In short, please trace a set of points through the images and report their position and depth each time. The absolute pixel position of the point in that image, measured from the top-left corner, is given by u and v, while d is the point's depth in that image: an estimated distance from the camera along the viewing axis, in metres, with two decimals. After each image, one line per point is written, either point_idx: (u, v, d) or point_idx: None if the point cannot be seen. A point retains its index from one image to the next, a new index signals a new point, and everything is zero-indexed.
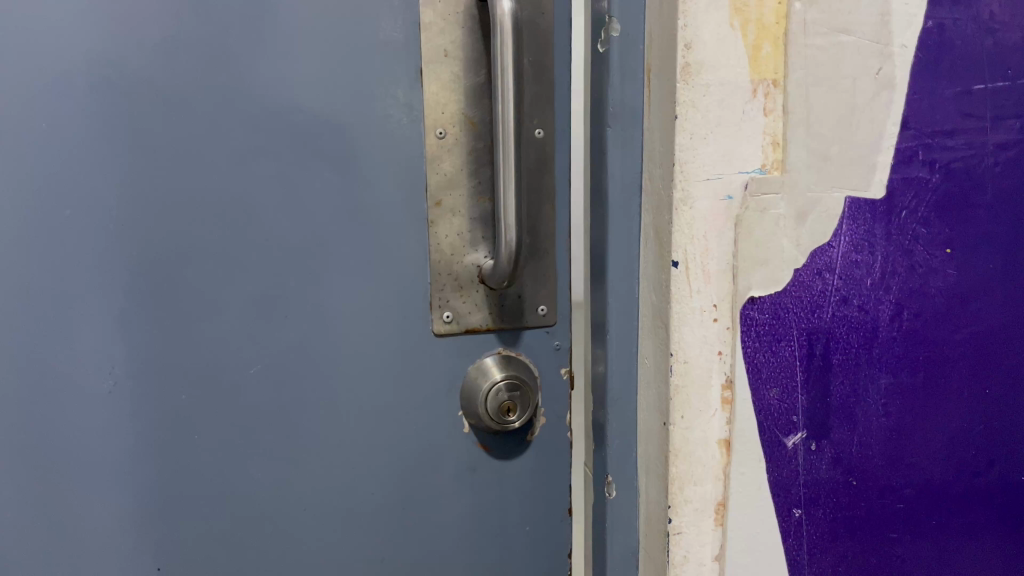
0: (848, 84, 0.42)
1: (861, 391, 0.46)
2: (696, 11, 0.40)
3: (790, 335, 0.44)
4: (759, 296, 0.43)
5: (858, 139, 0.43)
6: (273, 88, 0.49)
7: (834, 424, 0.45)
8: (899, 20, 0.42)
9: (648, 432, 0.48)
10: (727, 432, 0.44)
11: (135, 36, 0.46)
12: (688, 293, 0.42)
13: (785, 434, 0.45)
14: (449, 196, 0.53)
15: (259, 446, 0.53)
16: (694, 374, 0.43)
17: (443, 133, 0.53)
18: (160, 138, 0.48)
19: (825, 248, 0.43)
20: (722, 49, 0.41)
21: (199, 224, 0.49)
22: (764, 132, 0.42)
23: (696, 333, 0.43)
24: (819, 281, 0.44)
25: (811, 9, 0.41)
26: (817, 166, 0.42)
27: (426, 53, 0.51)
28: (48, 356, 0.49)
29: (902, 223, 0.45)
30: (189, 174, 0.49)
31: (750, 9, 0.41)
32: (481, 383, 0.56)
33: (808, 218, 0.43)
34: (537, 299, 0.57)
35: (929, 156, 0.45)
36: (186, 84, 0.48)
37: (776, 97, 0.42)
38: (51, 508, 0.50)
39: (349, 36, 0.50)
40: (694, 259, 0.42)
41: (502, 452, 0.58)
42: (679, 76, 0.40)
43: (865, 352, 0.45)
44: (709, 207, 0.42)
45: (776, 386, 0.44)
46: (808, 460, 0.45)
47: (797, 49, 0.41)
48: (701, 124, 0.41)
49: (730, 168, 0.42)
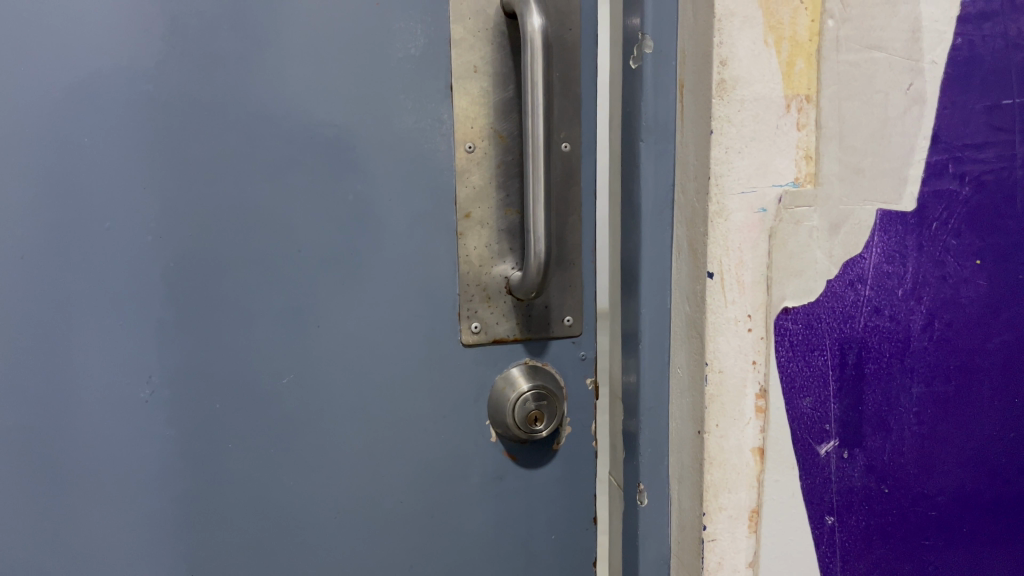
0: (880, 99, 0.43)
1: (893, 400, 0.46)
2: (731, 28, 0.41)
3: (823, 344, 0.44)
4: (792, 307, 0.43)
5: (889, 153, 0.43)
6: (307, 103, 0.50)
7: (866, 432, 0.46)
8: (929, 36, 0.43)
9: (678, 441, 0.49)
10: (761, 440, 0.45)
11: (175, 52, 0.48)
12: (723, 303, 0.43)
13: (818, 442, 0.45)
14: (479, 208, 0.54)
15: (290, 453, 0.54)
16: (728, 383, 0.44)
17: (472, 147, 0.53)
18: (198, 152, 0.49)
19: (857, 260, 0.44)
20: (757, 65, 0.42)
21: (234, 236, 0.50)
22: (797, 146, 0.43)
23: (731, 343, 0.43)
24: (851, 292, 0.44)
25: (843, 27, 0.42)
26: (850, 179, 0.43)
27: (457, 69, 0.52)
28: (86, 365, 0.50)
29: (933, 234, 0.45)
30: (225, 187, 0.50)
31: (784, 26, 0.42)
32: (508, 393, 0.56)
33: (840, 230, 0.43)
34: (564, 309, 0.58)
35: (959, 169, 0.45)
36: (224, 99, 0.49)
37: (809, 112, 0.43)
38: (88, 515, 0.51)
39: (382, 52, 0.51)
40: (728, 270, 0.43)
41: (529, 461, 0.59)
42: (715, 92, 0.41)
43: (897, 361, 0.46)
44: (744, 219, 0.42)
45: (809, 395, 0.45)
46: (840, 467, 0.46)
47: (830, 66, 0.42)
48: (735, 138, 0.42)
49: (765, 182, 0.42)
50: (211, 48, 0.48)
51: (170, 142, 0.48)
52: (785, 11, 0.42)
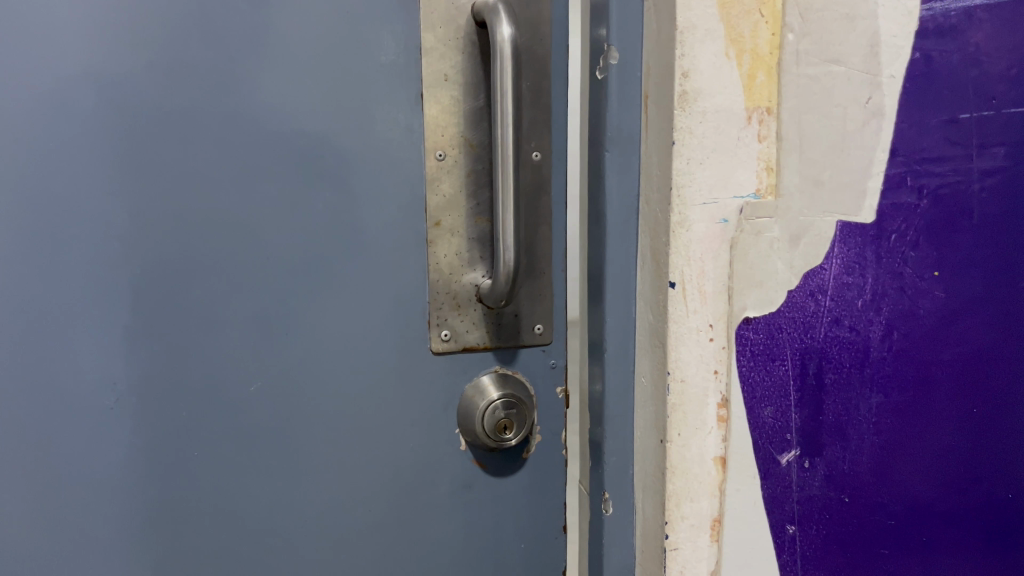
0: (839, 112, 0.43)
1: (851, 408, 0.45)
2: (692, 41, 0.42)
3: (783, 354, 0.44)
4: (753, 317, 0.44)
5: (847, 166, 0.43)
6: (276, 112, 0.50)
7: (825, 441, 0.45)
8: (887, 50, 0.42)
9: (642, 449, 0.49)
10: (722, 449, 0.46)
11: (141, 58, 0.47)
12: (685, 313, 0.44)
13: (779, 451, 0.45)
14: (449, 217, 0.54)
15: (258, 461, 0.54)
16: (690, 393, 0.45)
17: (443, 155, 0.54)
18: (165, 158, 0.49)
19: (818, 271, 0.44)
20: (719, 76, 0.42)
21: (201, 243, 0.50)
22: (758, 158, 0.43)
23: (693, 353, 0.45)
24: (811, 302, 0.44)
25: (803, 40, 0.42)
26: (809, 192, 0.43)
27: (427, 78, 0.53)
28: (50, 371, 0.49)
29: (892, 245, 0.44)
30: (192, 193, 0.50)
31: (745, 39, 0.42)
32: (478, 401, 0.56)
33: (800, 241, 0.43)
34: (534, 318, 0.58)
35: (917, 183, 0.43)
36: (192, 105, 0.49)
37: (770, 123, 0.43)
38: (49, 523, 0.50)
39: (352, 61, 0.51)
40: (691, 280, 0.44)
41: (498, 469, 0.59)
42: (677, 103, 0.42)
43: (857, 371, 0.45)
44: (705, 229, 0.43)
45: (770, 405, 0.45)
46: (801, 477, 0.46)
47: (790, 78, 0.42)
48: (696, 149, 0.42)
49: (726, 193, 0.43)
50: (181, 55, 0.48)
51: (136, 148, 0.48)
52: (746, 25, 0.42)
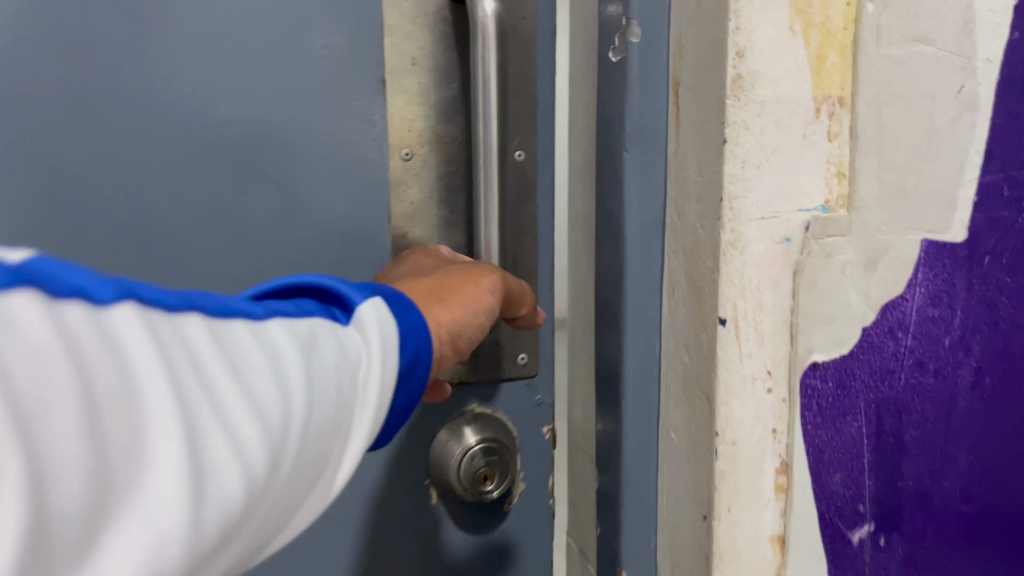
0: (926, 104, 0.34)
1: (937, 473, 0.37)
2: (750, 11, 0.32)
3: (857, 408, 0.35)
4: (821, 361, 0.34)
5: (935, 170, 0.34)
6: (207, 99, 0.39)
7: (907, 515, 0.37)
8: (983, 28, 0.34)
9: (673, 522, 0.39)
10: (782, 526, 0.36)
11: (31, 24, 0.36)
12: (738, 357, 0.34)
13: (849, 528, 0.36)
14: (415, 228, 0.43)
15: None
16: (743, 458, 0.35)
17: (409, 154, 0.42)
18: (62, 155, 0.38)
19: (898, 303, 0.35)
20: (781, 59, 0.33)
21: (110, 265, 0.39)
22: (828, 161, 0.34)
23: (747, 407, 0.34)
24: (890, 342, 0.35)
25: (885, 12, 0.33)
26: (889, 202, 0.34)
27: (390, 60, 0.41)
28: None
29: (986, 271, 0.36)
30: (98, 198, 0.39)
31: (814, 11, 0.33)
32: (451, 448, 0.44)
33: (878, 264, 0.34)
34: (517, 345, 0.46)
35: (1016, 191, 0.35)
36: (96, 86, 0.38)
37: (842, 118, 0.34)
38: None
39: (295, 40, 0.40)
40: (745, 315, 0.34)
41: (473, 528, 0.47)
42: (730, 90, 0.32)
43: (944, 427, 0.36)
44: (763, 252, 0.34)
45: (841, 469, 0.36)
46: (875, 557, 0.37)
47: (868, 62, 0.33)
48: (755, 150, 0.33)
49: (788, 206, 0.34)
50: (83, 23, 0.37)
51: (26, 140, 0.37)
52: None
